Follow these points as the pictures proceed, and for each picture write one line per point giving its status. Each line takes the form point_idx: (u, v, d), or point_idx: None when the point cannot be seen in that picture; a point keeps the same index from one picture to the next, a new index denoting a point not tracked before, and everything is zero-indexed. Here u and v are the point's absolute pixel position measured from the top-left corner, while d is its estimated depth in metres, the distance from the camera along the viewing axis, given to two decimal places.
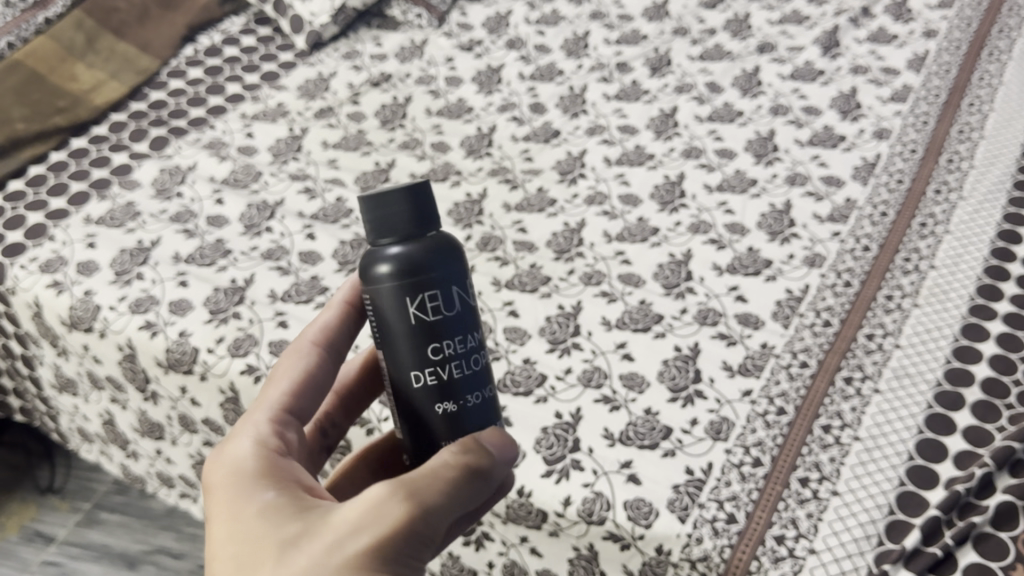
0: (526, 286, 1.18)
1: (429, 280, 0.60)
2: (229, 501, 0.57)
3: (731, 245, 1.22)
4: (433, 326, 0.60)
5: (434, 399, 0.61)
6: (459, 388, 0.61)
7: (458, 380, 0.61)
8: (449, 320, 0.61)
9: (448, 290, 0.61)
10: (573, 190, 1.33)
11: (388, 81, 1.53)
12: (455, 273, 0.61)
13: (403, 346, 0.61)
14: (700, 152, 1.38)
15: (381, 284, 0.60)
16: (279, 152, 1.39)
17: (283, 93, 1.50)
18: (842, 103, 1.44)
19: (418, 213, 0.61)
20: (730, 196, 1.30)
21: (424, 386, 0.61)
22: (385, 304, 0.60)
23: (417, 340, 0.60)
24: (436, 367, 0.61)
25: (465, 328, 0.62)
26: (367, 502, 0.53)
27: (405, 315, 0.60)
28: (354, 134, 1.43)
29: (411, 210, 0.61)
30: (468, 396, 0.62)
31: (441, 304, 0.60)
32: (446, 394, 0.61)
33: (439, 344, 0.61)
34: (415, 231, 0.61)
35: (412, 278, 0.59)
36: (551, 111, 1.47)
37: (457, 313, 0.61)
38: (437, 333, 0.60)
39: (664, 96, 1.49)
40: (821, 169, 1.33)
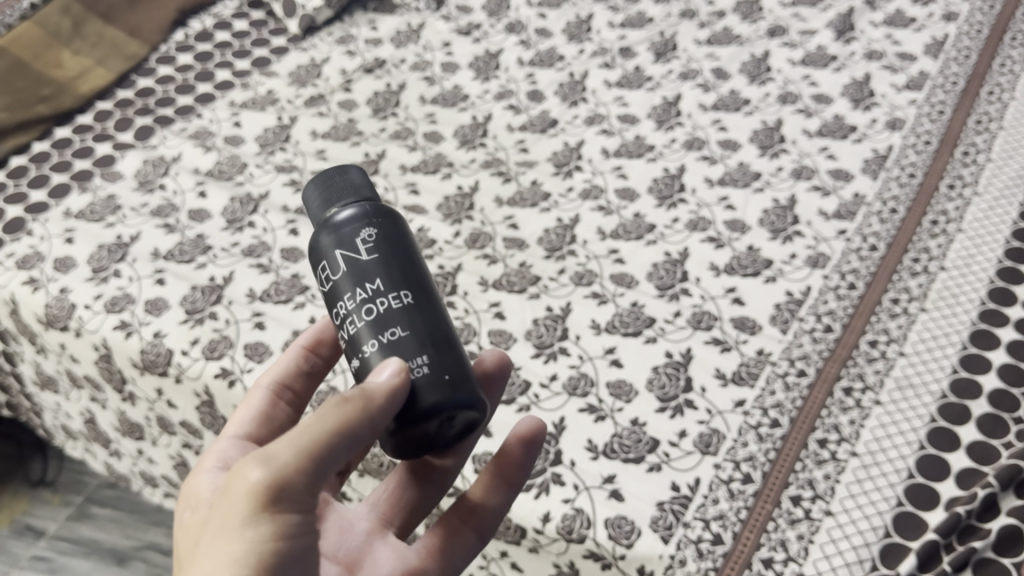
0: (513, 286, 1.14)
1: (346, 223, 0.60)
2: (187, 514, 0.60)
3: (730, 243, 1.17)
4: (346, 272, 0.59)
5: (366, 335, 0.57)
6: (387, 323, 0.57)
7: (373, 319, 0.58)
8: (372, 261, 0.59)
9: (363, 229, 0.60)
10: (568, 183, 1.28)
11: (382, 67, 1.48)
12: (378, 217, 0.60)
13: (338, 294, 0.60)
14: (703, 143, 1.32)
15: (313, 248, 0.62)
16: (266, 142, 1.35)
17: (273, 80, 1.46)
18: (854, 91, 1.37)
19: (352, 181, 0.63)
20: (732, 190, 1.24)
21: (355, 325, 0.58)
22: (316, 263, 0.61)
23: (344, 281, 0.59)
24: (363, 304, 0.58)
25: (393, 269, 0.59)
26: (229, 481, 0.50)
27: (331, 259, 0.60)
28: (344, 122, 1.39)
29: (336, 181, 0.63)
30: (392, 331, 0.57)
31: (349, 247, 0.59)
32: (379, 329, 0.57)
33: (361, 283, 0.58)
34: (344, 189, 0.63)
35: (321, 234, 0.60)
36: (549, 99, 1.42)
37: (378, 256, 0.59)
38: (349, 277, 0.59)
39: (668, 83, 1.43)
40: (829, 162, 1.27)
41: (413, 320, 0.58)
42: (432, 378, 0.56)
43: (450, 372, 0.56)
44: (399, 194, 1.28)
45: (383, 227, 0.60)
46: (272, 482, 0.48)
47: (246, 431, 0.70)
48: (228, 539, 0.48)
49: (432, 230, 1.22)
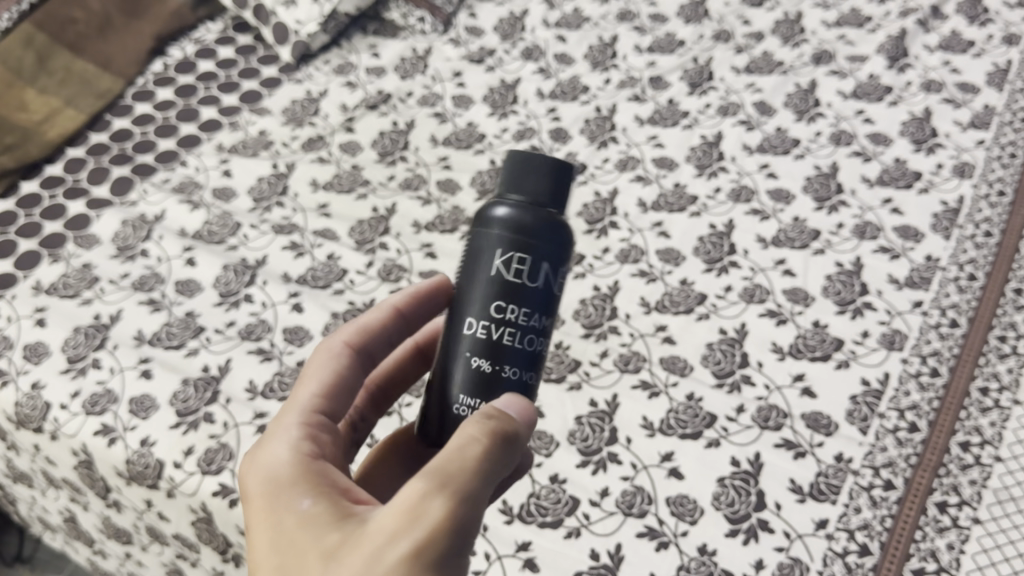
0: (551, 373, 1.01)
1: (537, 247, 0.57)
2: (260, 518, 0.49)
3: (792, 319, 1.04)
4: (513, 286, 0.56)
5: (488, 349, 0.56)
6: (509, 359, 0.56)
7: (504, 345, 0.56)
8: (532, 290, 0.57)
9: (545, 263, 0.57)
10: (604, 243, 1.14)
11: (387, 102, 1.34)
12: (561, 253, 0.58)
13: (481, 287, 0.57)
14: (751, 194, 1.18)
15: (484, 232, 0.57)
16: (260, 194, 1.21)
17: (266, 118, 1.31)
18: (914, 129, 1.24)
19: (557, 188, 0.58)
20: (788, 251, 1.11)
21: (484, 330, 0.56)
22: (484, 245, 0.57)
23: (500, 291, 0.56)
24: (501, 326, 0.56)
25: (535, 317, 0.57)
26: (398, 510, 0.44)
27: (501, 258, 0.56)
28: (348, 171, 1.24)
29: (550, 181, 0.58)
30: (508, 368, 0.56)
31: (530, 270, 0.56)
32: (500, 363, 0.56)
33: (508, 304, 0.56)
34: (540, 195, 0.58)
35: (513, 236, 0.56)
36: (574, 139, 1.28)
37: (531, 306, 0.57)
38: (514, 293, 0.56)
39: (706, 120, 1.29)
40: (894, 217, 1.13)
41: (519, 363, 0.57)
42: None
43: None
44: (415, 256, 1.14)
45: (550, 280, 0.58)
46: (455, 519, 0.44)
47: (317, 404, 0.57)
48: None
49: None
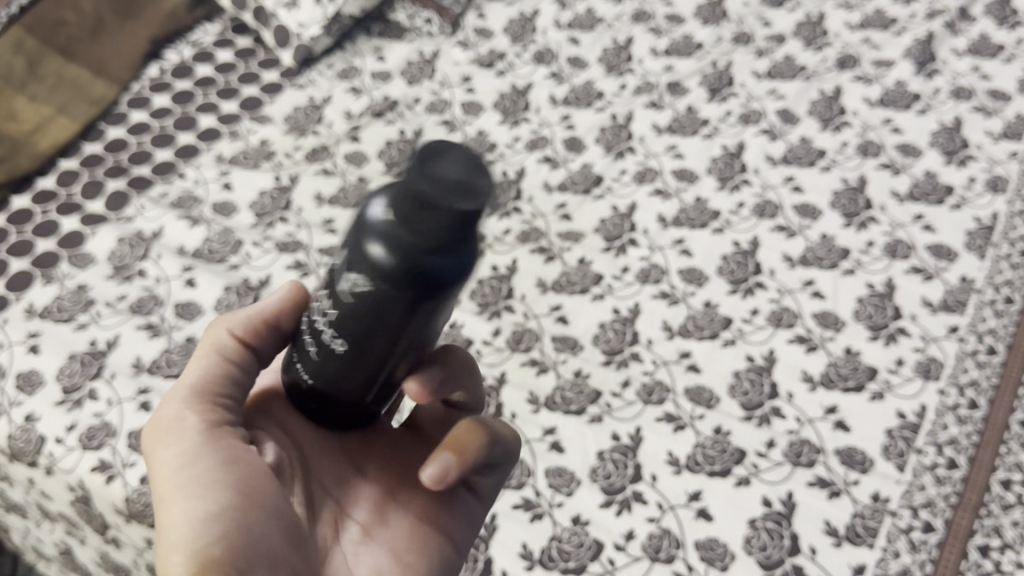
0: (570, 403, 0.96)
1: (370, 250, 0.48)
2: None
3: (823, 345, 0.99)
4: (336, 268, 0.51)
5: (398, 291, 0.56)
6: (335, 328, 0.52)
7: (331, 313, 0.52)
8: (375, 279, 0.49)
9: (354, 262, 0.48)
10: (622, 262, 1.09)
11: (394, 109, 1.28)
12: (365, 275, 0.48)
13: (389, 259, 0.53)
14: (775, 209, 1.13)
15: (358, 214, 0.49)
16: (263, 209, 1.16)
17: (268, 127, 1.26)
18: (944, 140, 1.19)
19: (422, 202, 0.44)
20: (816, 271, 1.06)
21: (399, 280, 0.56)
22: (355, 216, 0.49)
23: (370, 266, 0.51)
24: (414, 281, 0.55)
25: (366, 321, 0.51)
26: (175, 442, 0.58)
27: (354, 227, 0.49)
28: (354, 183, 1.19)
29: (431, 186, 0.44)
30: (336, 339, 0.52)
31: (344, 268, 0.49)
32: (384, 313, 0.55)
33: (340, 284, 0.50)
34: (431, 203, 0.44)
35: (354, 227, 0.49)
36: (589, 149, 1.23)
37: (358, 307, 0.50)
38: (336, 277, 0.51)
39: (727, 129, 1.24)
40: (926, 235, 1.09)
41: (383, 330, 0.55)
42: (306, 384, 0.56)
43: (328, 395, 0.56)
44: None
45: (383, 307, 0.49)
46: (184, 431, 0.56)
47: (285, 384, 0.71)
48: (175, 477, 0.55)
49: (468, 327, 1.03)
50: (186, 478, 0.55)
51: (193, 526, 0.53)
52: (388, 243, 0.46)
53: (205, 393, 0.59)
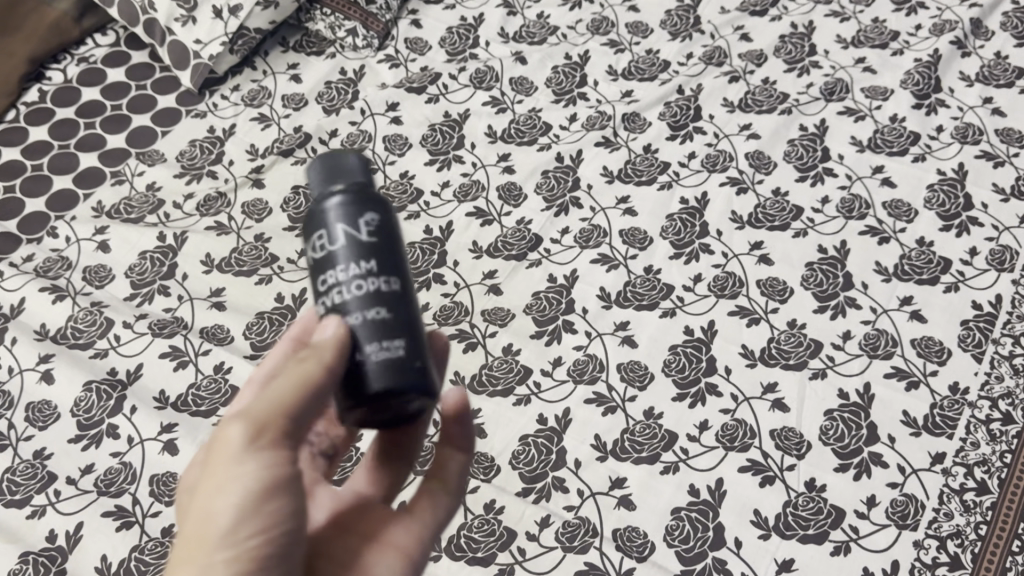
0: (475, 551, 0.80)
1: (354, 201, 0.53)
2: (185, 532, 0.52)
3: (782, 476, 0.83)
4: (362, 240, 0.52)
5: (352, 308, 0.52)
6: (373, 258, 0.52)
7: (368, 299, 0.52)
8: (335, 264, 0.52)
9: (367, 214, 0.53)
10: (555, 352, 0.93)
11: (305, 145, 1.11)
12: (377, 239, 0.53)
13: (349, 222, 0.52)
14: (739, 285, 0.96)
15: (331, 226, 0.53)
16: (140, 277, 1.00)
17: (157, 167, 1.09)
18: (943, 197, 1.02)
19: (340, 175, 0.54)
20: (780, 371, 0.90)
21: (342, 297, 0.52)
22: (316, 232, 0.53)
23: (325, 260, 0.53)
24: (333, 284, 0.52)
25: (384, 256, 0.53)
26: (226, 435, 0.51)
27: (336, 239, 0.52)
28: (250, 242, 1.02)
29: (345, 174, 0.54)
30: (377, 312, 0.51)
31: (355, 230, 0.52)
32: (377, 329, 0.51)
33: (364, 261, 0.52)
34: (337, 170, 0.54)
35: (355, 209, 0.53)
36: (529, 199, 1.05)
37: (379, 239, 0.53)
38: (370, 252, 0.52)
39: (689, 175, 1.06)
40: (914, 326, 0.93)
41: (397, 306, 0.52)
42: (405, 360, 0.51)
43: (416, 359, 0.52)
44: None
45: (389, 247, 0.53)
46: (257, 421, 0.51)
47: None
48: (246, 459, 0.50)
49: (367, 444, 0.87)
50: (248, 455, 0.50)
51: (226, 521, 0.49)
52: (345, 194, 0.53)
53: (271, 424, 0.51)
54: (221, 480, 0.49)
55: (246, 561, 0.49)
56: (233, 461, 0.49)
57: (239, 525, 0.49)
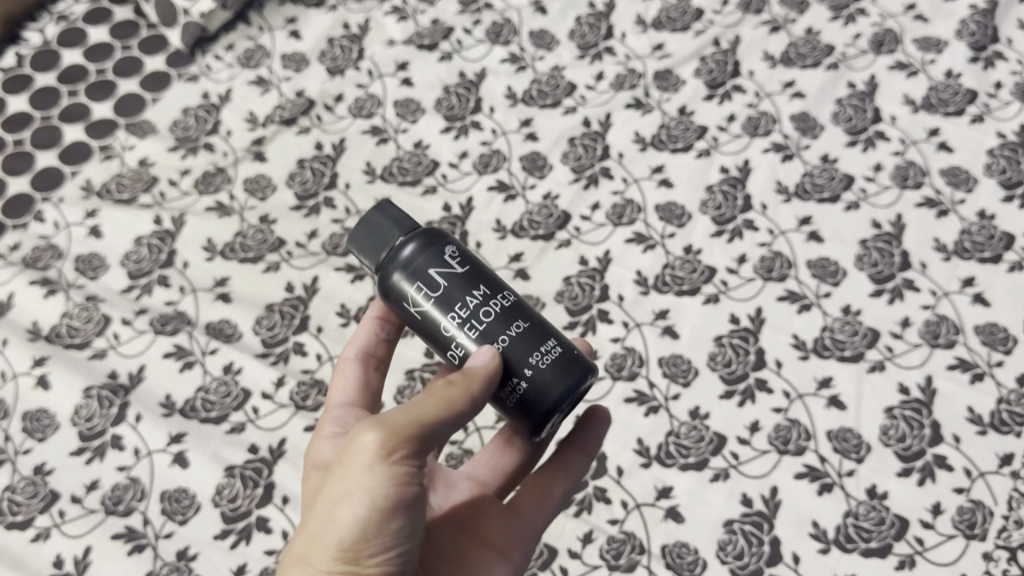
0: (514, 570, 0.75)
1: (425, 246, 0.52)
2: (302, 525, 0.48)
3: (842, 483, 0.78)
4: (457, 281, 0.51)
5: (495, 333, 0.50)
6: (475, 283, 0.51)
7: (495, 328, 0.50)
8: (442, 309, 0.51)
9: (446, 249, 0.52)
10: (591, 345, 0.86)
11: (309, 112, 1.02)
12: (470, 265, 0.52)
13: (437, 263, 0.51)
14: (787, 266, 0.89)
15: (417, 272, 0.51)
16: (137, 266, 0.92)
17: (149, 140, 1.00)
18: (1005, 163, 0.94)
19: (398, 221, 0.53)
20: (835, 365, 0.84)
21: (479, 331, 0.50)
22: (405, 293, 0.51)
23: (440, 311, 0.50)
24: (460, 330, 0.50)
25: (485, 277, 0.52)
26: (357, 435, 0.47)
27: (431, 288, 0.51)
28: (254, 224, 0.95)
29: (393, 218, 0.54)
30: (518, 325, 0.51)
31: (447, 267, 0.51)
32: (528, 341, 0.50)
33: (468, 297, 0.51)
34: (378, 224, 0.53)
35: (432, 246, 0.52)
36: (555, 170, 0.97)
37: (470, 266, 0.52)
38: (471, 283, 0.51)
39: (729, 141, 0.97)
40: (978, 311, 0.85)
41: (527, 315, 0.52)
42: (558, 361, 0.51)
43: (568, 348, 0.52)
44: None
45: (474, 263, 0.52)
46: (396, 437, 0.46)
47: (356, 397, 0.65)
48: (377, 474, 0.46)
49: None
50: (377, 469, 0.46)
51: (346, 531, 0.45)
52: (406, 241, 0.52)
53: (409, 439, 0.47)
54: (349, 485, 0.46)
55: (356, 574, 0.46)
56: (362, 471, 0.46)
57: (359, 541, 0.46)
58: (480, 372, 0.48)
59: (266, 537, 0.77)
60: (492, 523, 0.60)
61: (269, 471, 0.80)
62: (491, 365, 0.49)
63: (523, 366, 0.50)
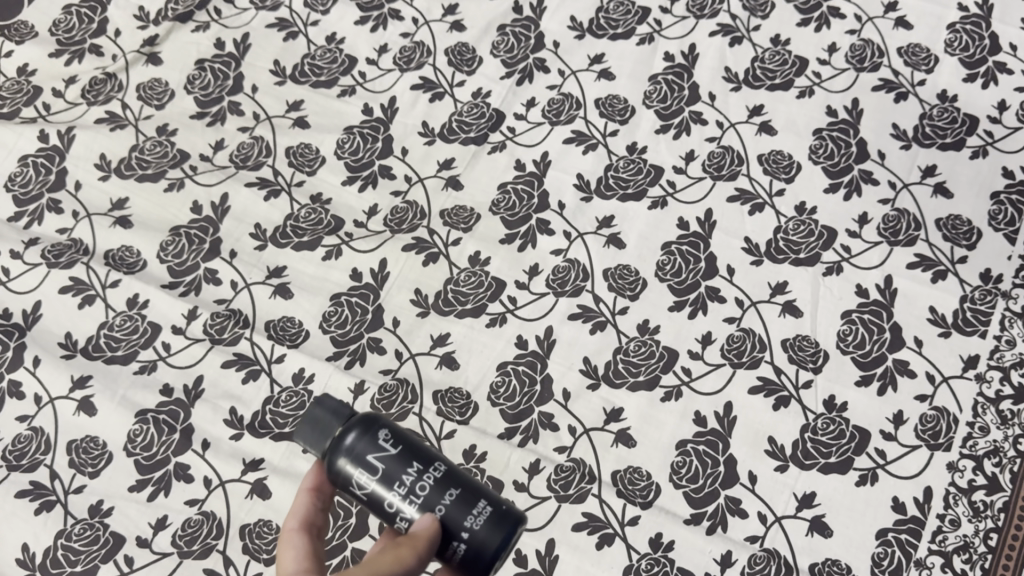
0: None
1: (364, 430, 0.49)
2: None
3: (799, 396, 0.73)
4: (396, 461, 0.48)
5: (433, 500, 0.47)
6: (411, 457, 0.48)
7: (433, 502, 0.47)
8: (380, 487, 0.48)
9: (380, 432, 0.49)
10: (530, 258, 0.80)
11: (205, 5, 0.92)
12: (405, 443, 0.49)
13: (372, 448, 0.48)
14: (737, 163, 0.83)
15: (354, 458, 0.48)
16: (23, 189, 0.83)
17: (27, 44, 0.89)
18: (966, 38, 0.87)
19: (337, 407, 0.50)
20: (789, 269, 0.78)
21: (418, 500, 0.47)
22: (348, 479, 0.48)
23: (381, 490, 0.48)
24: (402, 505, 0.47)
25: (420, 449, 0.49)
26: None
27: (371, 471, 0.48)
28: (152, 137, 0.85)
29: (333, 405, 0.51)
30: (450, 493, 0.47)
31: (381, 451, 0.48)
32: (463, 503, 0.47)
33: (404, 474, 0.48)
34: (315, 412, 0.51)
35: (365, 428, 0.49)
36: (484, 63, 0.89)
37: (404, 445, 0.49)
38: (406, 461, 0.48)
39: (672, 25, 0.90)
40: (939, 203, 0.80)
41: (461, 480, 0.48)
42: (491, 515, 0.48)
43: (500, 500, 0.49)
44: (258, 293, 0.79)
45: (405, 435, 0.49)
46: None
47: None
48: None
49: (322, 385, 0.75)
50: None
51: None
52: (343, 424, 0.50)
53: None
54: None
55: None
56: None
57: None
58: (420, 536, 0.46)
59: (186, 486, 0.71)
60: None
61: (185, 414, 0.74)
62: (429, 529, 0.46)
63: (458, 528, 0.47)
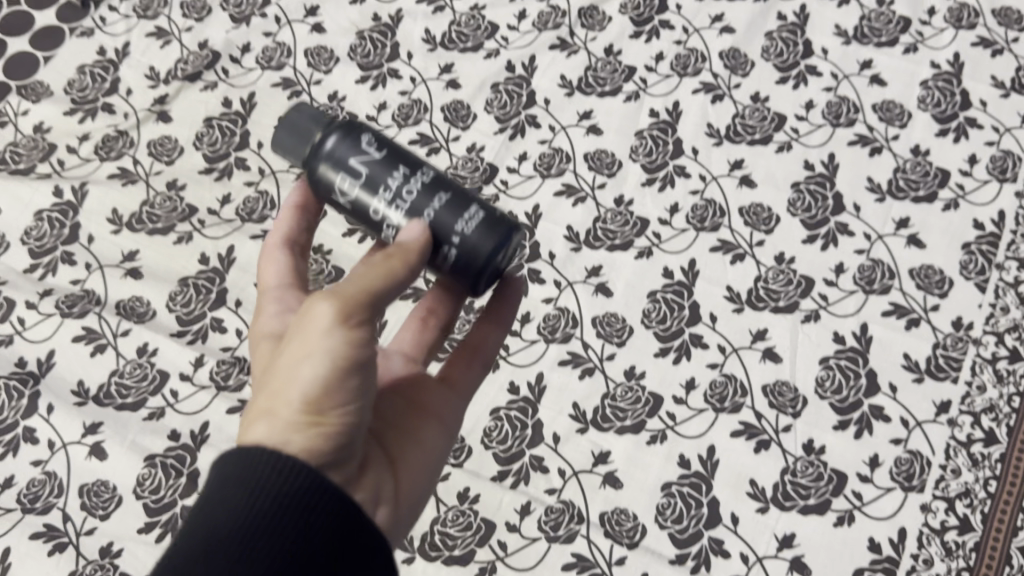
0: None
1: (345, 135, 0.53)
2: (255, 410, 0.48)
3: (779, 439, 0.77)
4: (383, 161, 0.52)
5: (422, 205, 0.51)
6: (397, 161, 0.52)
7: (421, 203, 0.51)
8: (368, 207, 0.52)
9: (363, 135, 0.53)
10: (522, 307, 0.84)
11: (213, 65, 0.96)
12: (391, 152, 0.53)
13: (355, 152, 0.52)
14: (719, 215, 0.87)
15: (342, 167, 0.52)
16: (39, 243, 0.87)
17: (43, 103, 0.93)
18: (938, 95, 0.91)
19: (319, 124, 0.54)
20: (769, 316, 0.82)
21: (406, 204, 0.51)
22: (334, 185, 0.53)
23: (366, 195, 0.52)
24: (388, 211, 0.51)
25: (406, 156, 0.53)
26: (301, 317, 0.48)
27: (360, 176, 0.52)
28: (162, 191, 0.89)
29: (314, 117, 0.54)
30: (438, 199, 0.51)
31: (365, 155, 0.52)
32: (452, 209, 0.51)
33: (390, 174, 0.52)
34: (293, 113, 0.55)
35: (348, 134, 0.53)
36: (479, 119, 0.93)
37: (388, 150, 0.53)
38: (393, 164, 0.52)
39: (657, 82, 0.94)
40: (913, 252, 0.84)
41: (448, 187, 0.53)
42: (485, 219, 0.52)
43: (491, 207, 0.53)
44: None
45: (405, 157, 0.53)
46: (346, 301, 0.47)
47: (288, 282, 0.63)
48: (326, 345, 0.46)
49: None
50: (328, 337, 0.46)
51: (306, 379, 0.46)
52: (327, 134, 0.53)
53: (361, 306, 0.47)
54: (305, 350, 0.46)
55: (314, 429, 0.46)
56: (321, 335, 0.46)
57: (321, 396, 0.46)
58: (412, 244, 0.49)
59: None
60: (426, 390, 0.62)
61: (192, 458, 0.77)
62: (420, 239, 0.50)
63: (447, 234, 0.51)
